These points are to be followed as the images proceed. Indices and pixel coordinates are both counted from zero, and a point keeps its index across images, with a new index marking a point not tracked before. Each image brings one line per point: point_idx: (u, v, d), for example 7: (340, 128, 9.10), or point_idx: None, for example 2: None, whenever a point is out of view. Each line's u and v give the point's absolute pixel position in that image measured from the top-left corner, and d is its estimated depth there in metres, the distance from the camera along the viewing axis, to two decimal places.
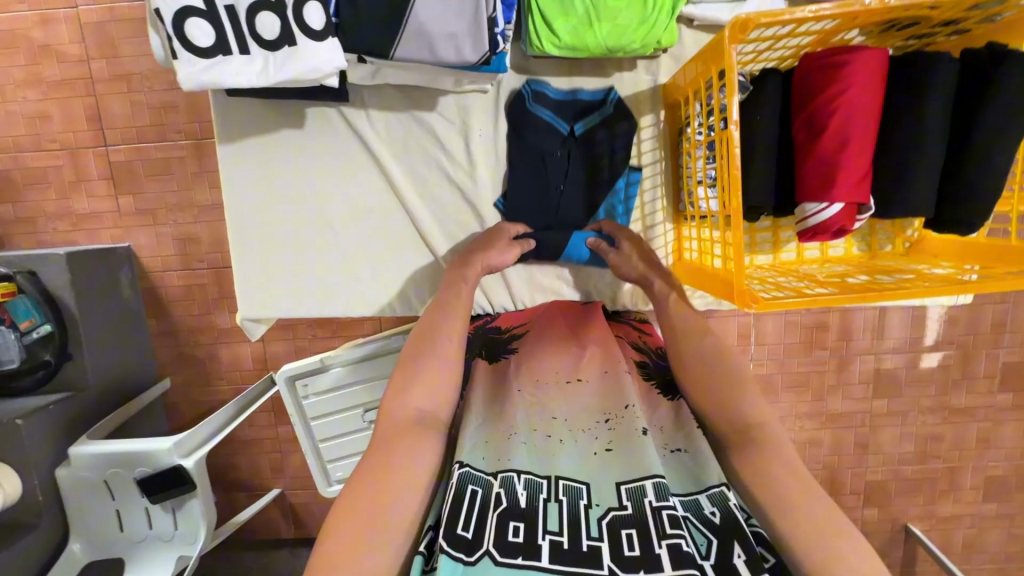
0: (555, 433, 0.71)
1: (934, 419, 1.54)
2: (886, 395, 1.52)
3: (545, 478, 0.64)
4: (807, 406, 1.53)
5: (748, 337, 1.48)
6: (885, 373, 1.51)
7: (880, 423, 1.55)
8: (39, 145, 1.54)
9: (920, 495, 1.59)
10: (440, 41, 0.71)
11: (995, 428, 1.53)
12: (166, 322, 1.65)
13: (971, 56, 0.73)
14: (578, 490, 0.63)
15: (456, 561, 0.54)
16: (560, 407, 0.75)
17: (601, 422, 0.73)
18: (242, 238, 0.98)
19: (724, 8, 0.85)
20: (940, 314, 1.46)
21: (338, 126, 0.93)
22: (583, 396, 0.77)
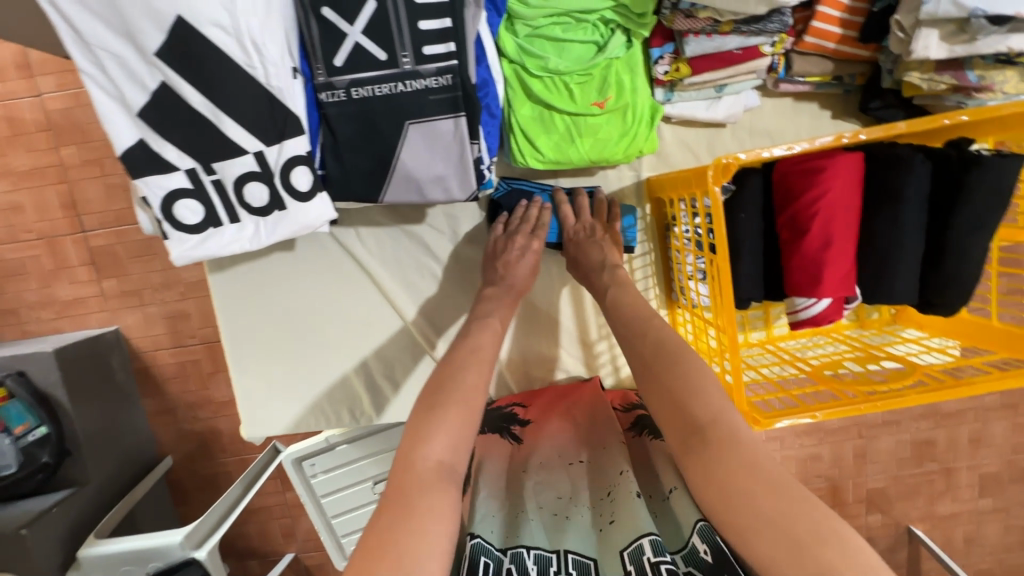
0: (562, 514, 0.71)
1: (927, 425, 1.59)
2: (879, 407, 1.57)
3: (553, 553, 0.66)
4: (804, 425, 1.57)
5: None
6: None
7: (877, 434, 1.59)
8: (15, 237, 1.51)
9: (919, 497, 1.65)
10: (428, 185, 0.72)
11: (986, 428, 1.58)
12: (163, 400, 1.63)
13: (941, 157, 0.76)
14: (585, 567, 0.64)
15: None
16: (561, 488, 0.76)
17: (597, 496, 0.73)
18: (242, 362, 0.98)
19: (698, 105, 0.86)
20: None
21: (328, 246, 0.93)
22: (580, 477, 0.77)
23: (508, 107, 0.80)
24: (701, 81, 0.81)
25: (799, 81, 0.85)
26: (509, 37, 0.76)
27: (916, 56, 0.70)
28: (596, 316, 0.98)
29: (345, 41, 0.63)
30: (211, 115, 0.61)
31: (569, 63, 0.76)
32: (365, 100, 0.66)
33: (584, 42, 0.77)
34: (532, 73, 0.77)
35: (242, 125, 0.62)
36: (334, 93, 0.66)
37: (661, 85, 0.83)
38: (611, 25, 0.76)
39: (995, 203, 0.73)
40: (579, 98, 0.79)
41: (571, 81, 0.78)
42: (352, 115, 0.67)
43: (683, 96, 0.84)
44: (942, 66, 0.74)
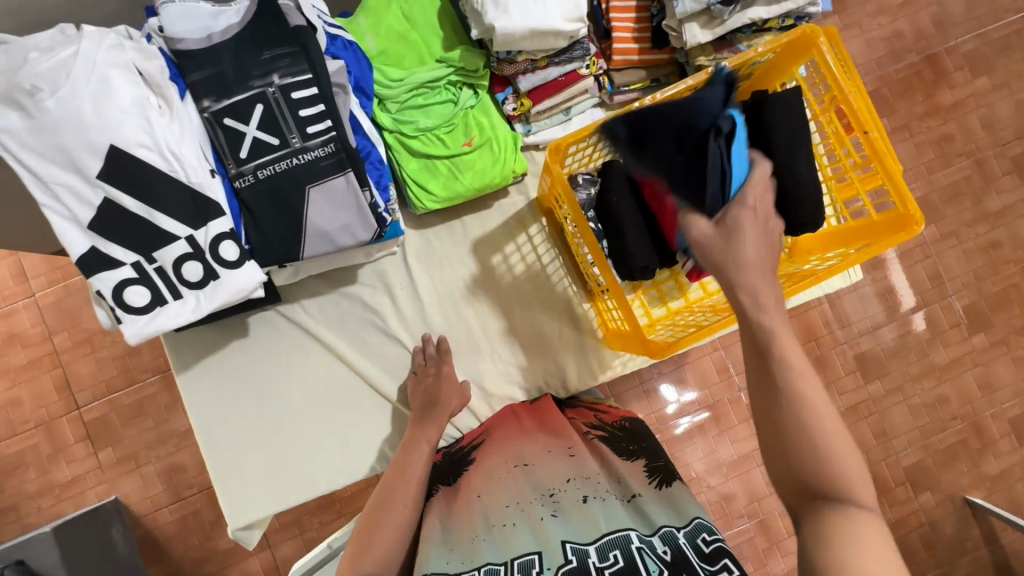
0: (507, 520, 0.76)
1: (931, 383, 1.55)
2: (875, 377, 1.54)
3: (501, 564, 0.69)
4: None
5: (727, 370, 1.54)
6: (865, 356, 1.54)
7: (885, 406, 1.55)
8: (14, 431, 1.59)
9: (962, 463, 1.54)
10: (338, 233, 0.86)
11: (990, 370, 1.54)
12: (168, 563, 1.60)
13: (745, 107, 0.93)
14: (530, 561, 0.68)
15: None
16: (511, 493, 0.81)
17: (546, 494, 0.79)
18: (216, 455, 1.03)
19: (556, 129, 1.04)
20: (882, 286, 1.54)
21: (279, 323, 1.05)
22: (535, 480, 0.82)
23: (397, 166, 0.97)
24: (547, 108, 1.01)
25: (626, 92, 1.04)
26: (383, 112, 0.96)
27: (689, 44, 0.91)
28: (530, 325, 1.07)
29: (245, 138, 0.81)
30: (146, 214, 0.77)
31: (433, 120, 0.96)
32: (271, 178, 0.82)
33: (441, 102, 0.97)
34: (408, 135, 0.96)
35: (171, 216, 0.78)
36: (245, 179, 0.82)
37: (517, 120, 1.02)
38: (457, 84, 0.97)
39: (797, 127, 0.89)
40: (451, 143, 0.97)
41: (440, 133, 0.97)
42: (262, 192, 0.83)
43: (539, 125, 1.03)
44: (718, 47, 0.95)
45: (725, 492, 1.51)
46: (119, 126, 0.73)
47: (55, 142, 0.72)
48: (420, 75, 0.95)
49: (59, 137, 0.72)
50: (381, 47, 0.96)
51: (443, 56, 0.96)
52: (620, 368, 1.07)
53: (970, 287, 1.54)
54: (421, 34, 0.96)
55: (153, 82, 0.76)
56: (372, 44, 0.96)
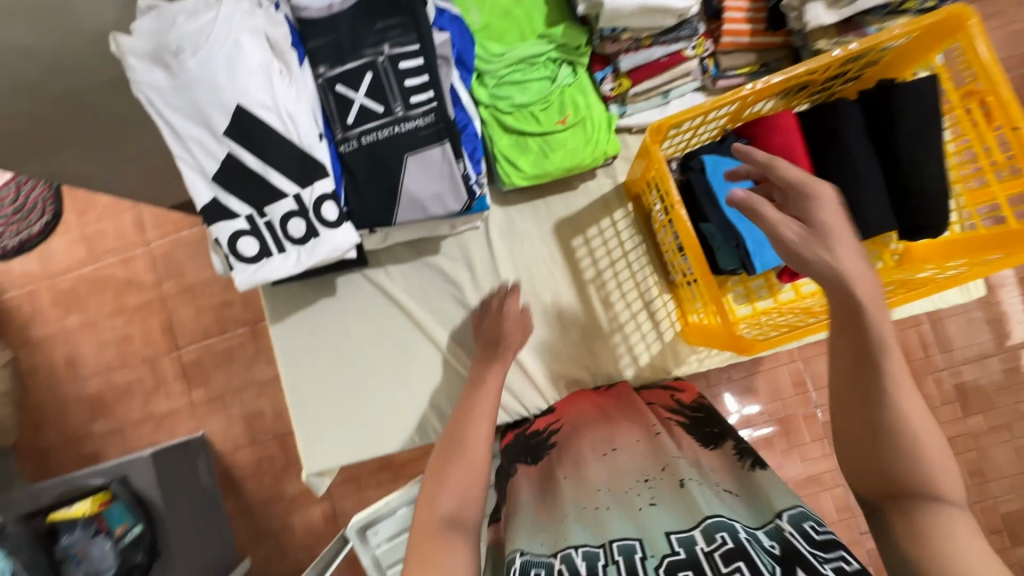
0: (600, 504, 0.73)
1: None
2: (978, 411, 1.40)
3: (600, 546, 0.66)
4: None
5: (804, 383, 1.46)
6: (969, 387, 1.40)
7: (988, 444, 1.40)
8: (124, 364, 1.79)
9: None
10: (429, 202, 0.89)
11: None
12: (241, 499, 1.75)
13: (867, 96, 0.85)
14: (631, 546, 0.64)
15: None
16: (598, 479, 0.78)
17: (639, 480, 0.76)
18: (299, 402, 1.10)
19: (653, 112, 1.01)
20: (994, 311, 1.40)
21: (364, 286, 1.10)
22: (625, 463, 0.80)
23: (489, 141, 0.98)
24: (646, 89, 0.98)
25: (732, 76, 0.98)
26: (480, 85, 0.97)
27: (811, 24, 0.85)
28: (606, 311, 1.05)
29: (353, 104, 0.85)
30: (261, 171, 0.83)
31: (530, 96, 0.96)
32: (373, 144, 0.86)
33: (540, 79, 0.97)
34: (503, 111, 0.96)
35: (284, 175, 0.83)
36: (350, 144, 0.86)
37: (614, 101, 1.00)
38: (557, 61, 0.97)
39: (928, 120, 0.81)
40: (545, 120, 0.96)
41: (535, 109, 0.96)
42: (363, 157, 0.87)
43: (636, 106, 1.00)
44: (842, 30, 0.88)
45: None
46: (246, 88, 0.79)
47: (191, 100, 0.79)
48: (521, 50, 0.96)
49: (195, 95, 0.79)
50: (484, 22, 0.97)
51: (545, 33, 0.96)
52: (696, 364, 1.03)
53: None
54: (525, 11, 0.97)
55: (277, 47, 0.82)
56: (475, 17, 0.97)
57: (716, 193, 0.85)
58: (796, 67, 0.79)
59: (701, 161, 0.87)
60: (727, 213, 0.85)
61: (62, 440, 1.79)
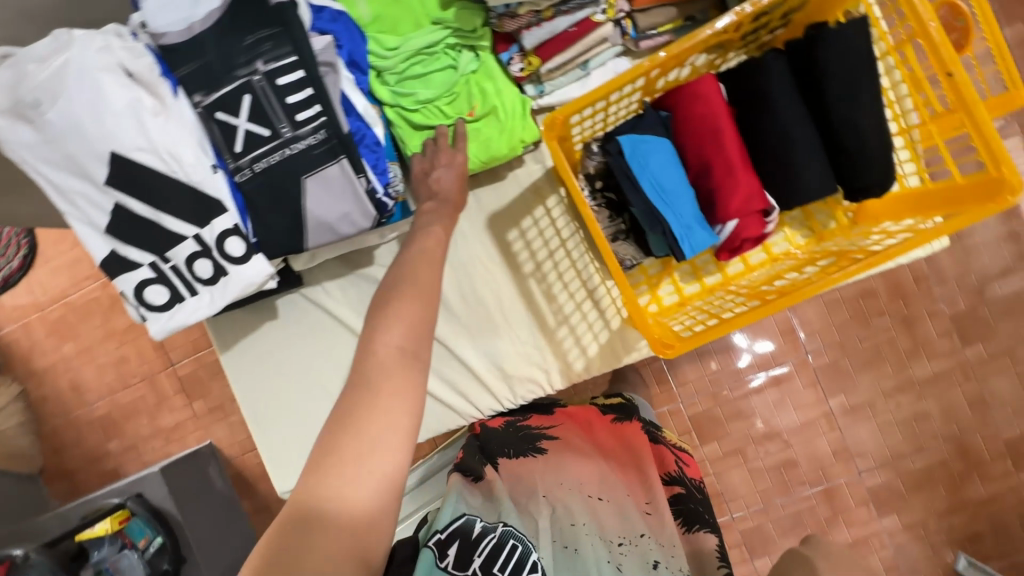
0: (574, 543, 0.75)
1: None
2: (978, 339, 1.34)
3: None
4: (891, 381, 1.38)
5: (794, 331, 1.40)
6: (963, 316, 1.34)
7: (987, 373, 1.35)
8: (125, 383, 1.83)
9: None
10: (338, 223, 0.85)
11: None
12: (258, 497, 1.84)
13: (793, 46, 0.76)
14: None
15: None
16: (579, 512, 0.79)
17: (615, 543, 0.76)
18: (263, 425, 1.11)
19: (573, 88, 0.93)
20: (991, 235, 1.32)
21: (306, 305, 1.08)
22: (608, 516, 0.80)
23: (401, 143, 0.92)
24: (560, 65, 0.90)
25: (654, 35, 0.90)
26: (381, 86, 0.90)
27: None
28: (550, 304, 1.01)
29: (238, 131, 0.80)
30: (154, 216, 0.79)
31: (432, 92, 0.89)
32: (267, 171, 0.81)
33: (442, 69, 0.90)
34: (409, 109, 0.90)
35: (178, 217, 0.80)
36: (242, 173, 0.82)
37: (528, 82, 0.93)
38: (457, 47, 0.90)
39: (863, 67, 0.71)
40: (454, 113, 0.90)
41: (441, 104, 0.90)
42: (260, 186, 0.82)
43: (554, 84, 0.93)
44: None
45: (788, 459, 1.41)
46: (117, 133, 0.75)
47: (63, 152, 0.75)
48: (416, 41, 0.88)
49: (66, 147, 0.75)
50: (372, 11, 0.88)
51: (439, 17, 0.87)
52: (647, 349, 0.99)
53: None
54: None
55: (144, 81, 0.76)
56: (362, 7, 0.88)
57: (635, 176, 0.79)
58: (702, 34, 0.70)
59: (618, 143, 0.80)
60: (650, 196, 0.79)
61: (80, 461, 1.86)
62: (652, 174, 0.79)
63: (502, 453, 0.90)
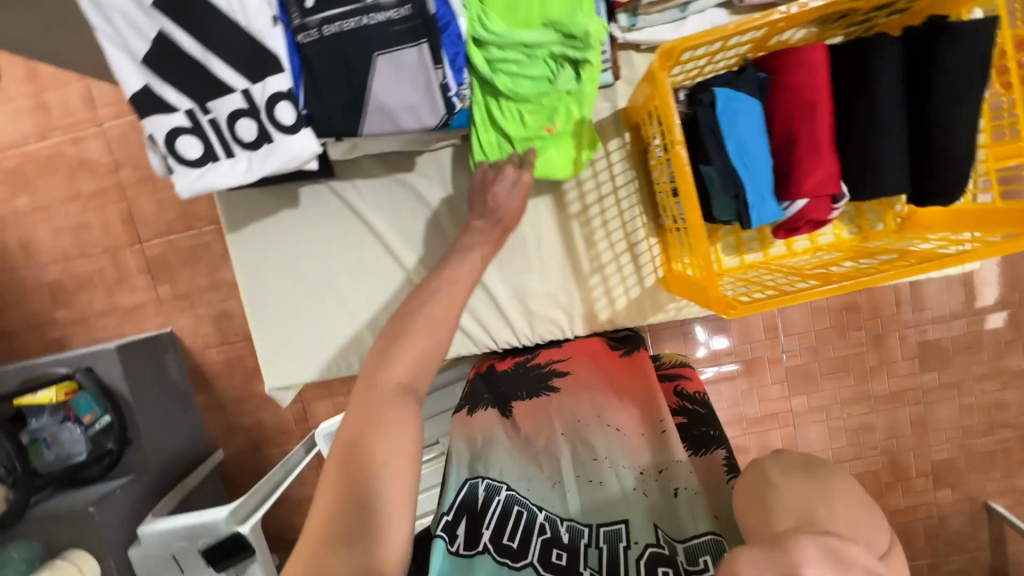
0: (597, 476, 0.76)
1: (993, 386, 1.48)
2: (935, 367, 1.48)
3: (586, 525, 0.71)
4: (850, 391, 1.50)
5: (775, 329, 1.48)
6: (930, 344, 1.47)
7: (935, 398, 1.49)
8: (84, 253, 1.67)
9: (995, 468, 1.51)
10: (401, 113, 0.78)
11: None
12: (212, 394, 1.75)
13: (910, 35, 0.74)
14: (616, 532, 0.69)
15: (502, 565, 0.66)
16: (597, 447, 0.80)
17: (637, 473, 0.75)
18: (261, 316, 1.05)
19: (665, 29, 0.88)
20: (977, 275, 1.41)
21: (329, 198, 1.01)
22: (632, 447, 0.79)
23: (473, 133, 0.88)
24: None
25: None
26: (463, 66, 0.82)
27: None
28: (588, 249, 1.00)
29: None
30: (202, 58, 0.71)
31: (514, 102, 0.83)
32: (335, 37, 0.73)
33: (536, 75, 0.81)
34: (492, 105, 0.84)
35: (229, 65, 0.72)
36: (308, 34, 0.73)
37: (623, 10, 0.87)
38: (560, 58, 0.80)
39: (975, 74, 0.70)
40: (533, 125, 0.85)
41: (524, 110, 0.84)
42: (324, 53, 0.74)
43: (648, 19, 0.87)
44: None
45: (738, 444, 1.55)
46: None
47: None
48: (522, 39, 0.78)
49: None
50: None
51: (554, 19, 0.77)
52: (673, 312, 1.01)
53: None
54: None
55: None
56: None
57: (722, 133, 0.77)
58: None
59: (713, 94, 0.77)
60: (732, 158, 0.77)
61: (24, 326, 1.72)
62: (739, 136, 0.77)
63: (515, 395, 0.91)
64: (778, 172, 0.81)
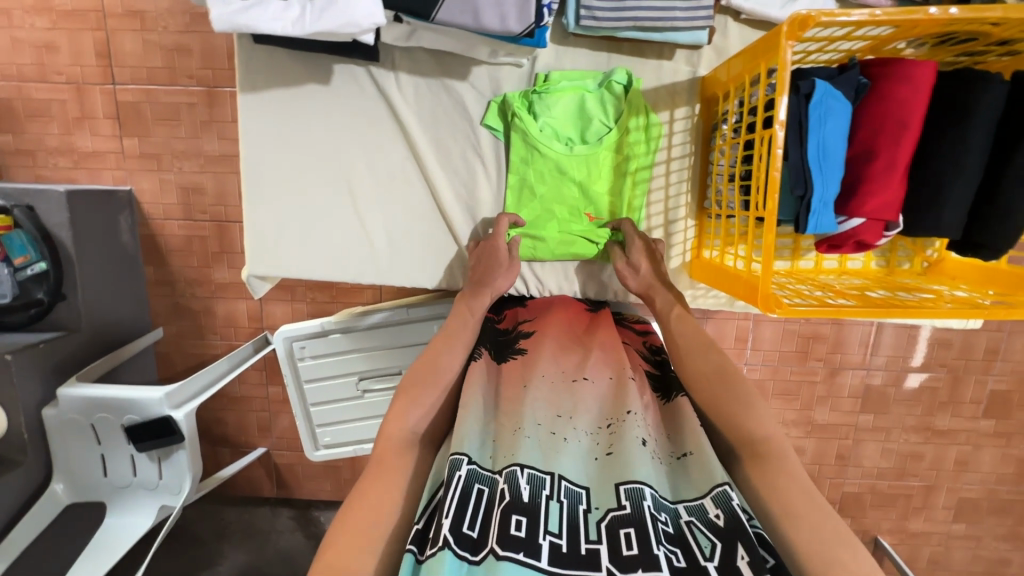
0: (562, 433, 0.72)
1: (916, 438, 1.59)
2: (872, 410, 1.56)
3: (547, 475, 0.66)
4: (794, 414, 1.56)
5: (745, 341, 1.50)
6: (874, 389, 1.55)
7: (864, 438, 1.59)
8: (44, 76, 1.45)
9: (894, 510, 1.65)
10: (485, 8, 0.69)
11: (974, 452, 1.58)
12: (163, 270, 1.59)
13: (1022, 79, 0.72)
14: (578, 494, 0.65)
15: (461, 559, 0.57)
16: (564, 405, 0.77)
17: (602, 427, 0.75)
18: (258, 195, 0.95)
19: (774, 4, 0.83)
20: (938, 336, 1.49)
21: (365, 84, 0.91)
22: (588, 398, 0.78)
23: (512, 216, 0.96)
24: None
25: None
26: (529, 188, 0.94)
27: None
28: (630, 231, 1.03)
29: None
30: None
31: (553, 184, 0.92)
32: None
33: (576, 185, 0.92)
34: (533, 193, 0.94)
35: None
36: None
37: None
38: (598, 186, 0.93)
39: None
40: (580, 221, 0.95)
41: (564, 213, 0.94)
42: None
43: None
44: None
45: None
46: None
47: None
48: (564, 160, 0.90)
49: None
50: (548, 114, 0.89)
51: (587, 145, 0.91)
52: (688, 300, 1.00)
53: (1012, 376, 1.52)
54: (596, 118, 0.90)
55: None
56: (548, 107, 0.89)
57: (809, 127, 0.72)
58: (1002, 11, 0.59)
59: (813, 84, 0.72)
60: (810, 156, 0.73)
61: None
62: (823, 137, 0.74)
63: (482, 346, 0.88)
64: (845, 188, 0.79)
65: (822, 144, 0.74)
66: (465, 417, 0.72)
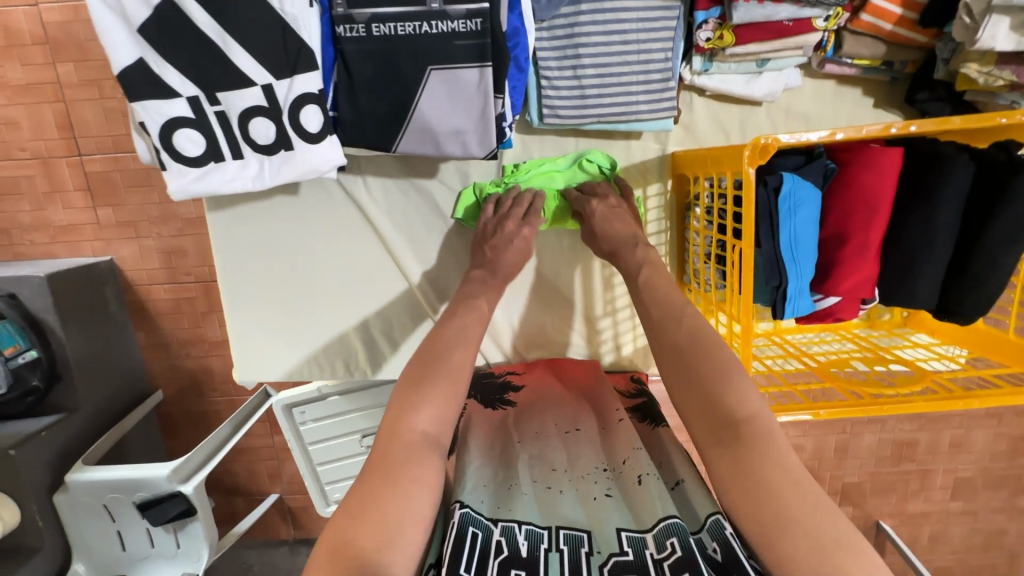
0: (556, 485, 0.80)
1: (910, 426, 1.63)
2: None
3: (545, 529, 0.71)
4: None
5: None
6: None
7: (860, 430, 1.63)
8: (7, 153, 1.41)
9: (893, 494, 1.70)
10: (445, 137, 0.78)
11: (967, 434, 1.62)
12: (155, 333, 1.58)
13: (987, 159, 0.72)
14: (579, 539, 0.70)
15: None
16: (560, 459, 0.85)
17: (599, 471, 0.83)
18: (238, 307, 0.96)
19: (736, 80, 0.82)
20: None
21: (333, 191, 0.90)
22: (584, 447, 0.87)
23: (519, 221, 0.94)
24: (745, 53, 0.77)
25: (847, 63, 0.81)
26: None
27: (979, 46, 0.67)
28: (604, 295, 1.08)
29: None
30: (221, 42, 0.73)
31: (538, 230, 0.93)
32: (386, 40, 0.73)
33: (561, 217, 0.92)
34: None
35: (253, 59, 0.74)
36: (353, 28, 0.73)
37: (700, 53, 0.80)
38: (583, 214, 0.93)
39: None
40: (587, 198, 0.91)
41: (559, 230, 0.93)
42: (370, 53, 0.74)
43: (722, 67, 0.80)
44: (1003, 60, 0.71)
45: None
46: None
47: None
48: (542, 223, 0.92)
49: None
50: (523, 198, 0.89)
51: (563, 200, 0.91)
52: None
53: None
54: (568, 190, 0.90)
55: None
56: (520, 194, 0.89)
57: (780, 221, 0.72)
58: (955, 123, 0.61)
59: (780, 179, 0.72)
60: (783, 248, 0.73)
61: None
62: (795, 229, 0.73)
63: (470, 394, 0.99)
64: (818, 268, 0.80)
65: (794, 233, 0.73)
66: (469, 474, 0.79)
